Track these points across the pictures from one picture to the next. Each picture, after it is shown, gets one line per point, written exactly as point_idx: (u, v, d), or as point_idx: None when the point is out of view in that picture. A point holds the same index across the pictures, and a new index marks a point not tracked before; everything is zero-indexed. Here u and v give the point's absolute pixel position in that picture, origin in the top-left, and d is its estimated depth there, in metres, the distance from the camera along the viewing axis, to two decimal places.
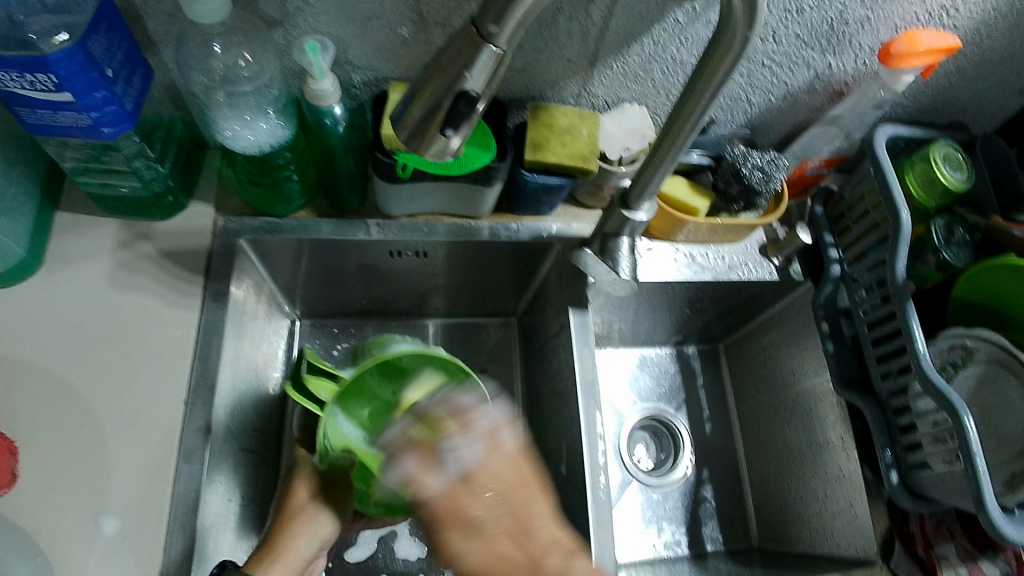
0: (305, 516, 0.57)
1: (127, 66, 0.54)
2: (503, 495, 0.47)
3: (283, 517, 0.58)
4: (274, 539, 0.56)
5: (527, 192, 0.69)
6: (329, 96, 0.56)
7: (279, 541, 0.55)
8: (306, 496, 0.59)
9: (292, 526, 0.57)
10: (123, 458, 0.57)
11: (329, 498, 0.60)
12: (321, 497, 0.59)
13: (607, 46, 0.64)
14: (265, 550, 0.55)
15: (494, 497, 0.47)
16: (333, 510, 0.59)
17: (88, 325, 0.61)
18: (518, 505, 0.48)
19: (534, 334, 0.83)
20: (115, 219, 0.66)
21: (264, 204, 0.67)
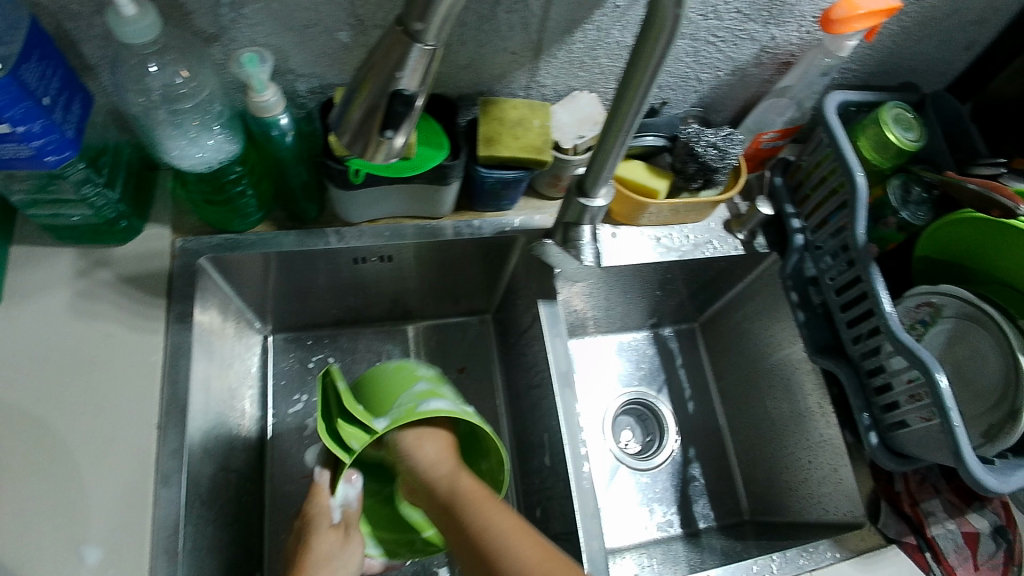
0: (325, 567, 0.57)
1: (64, 93, 0.54)
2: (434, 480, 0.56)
3: (299, 566, 0.57)
4: None
5: (484, 187, 0.69)
6: (273, 107, 0.56)
7: None
8: (326, 547, 0.59)
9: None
10: (97, 487, 0.56)
11: (343, 552, 0.59)
12: (339, 551, 0.59)
13: (549, 35, 0.64)
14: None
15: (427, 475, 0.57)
16: (348, 566, 0.59)
17: (51, 357, 0.61)
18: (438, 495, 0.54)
19: (508, 329, 0.84)
20: (71, 248, 0.65)
21: (221, 222, 0.66)
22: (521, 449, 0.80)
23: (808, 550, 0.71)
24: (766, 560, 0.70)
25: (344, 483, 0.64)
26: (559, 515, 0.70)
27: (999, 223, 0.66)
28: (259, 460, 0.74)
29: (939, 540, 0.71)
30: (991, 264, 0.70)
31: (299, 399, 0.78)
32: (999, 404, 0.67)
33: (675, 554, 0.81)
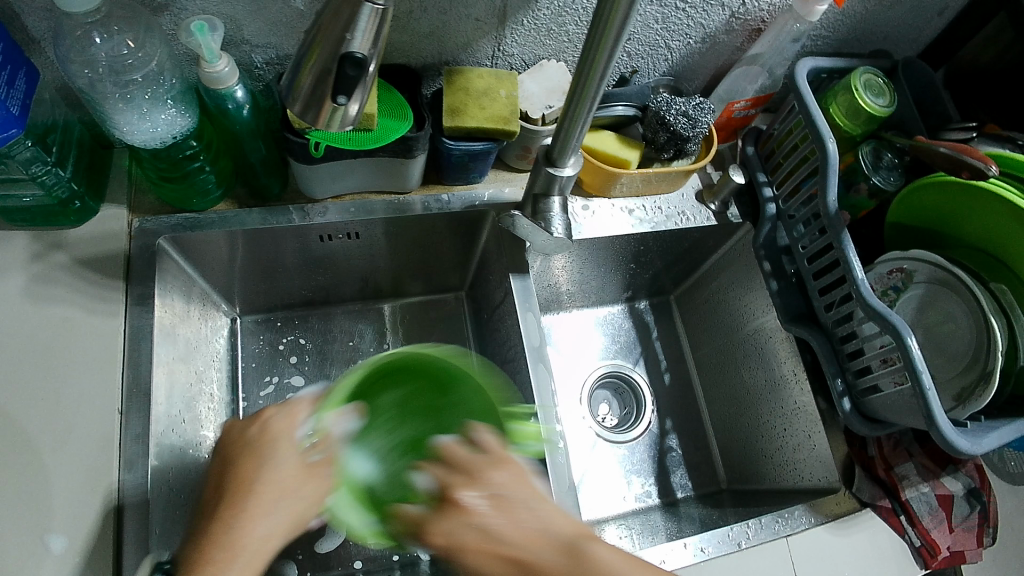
0: (286, 504, 0.46)
1: (8, 67, 0.51)
2: (513, 540, 0.41)
3: (239, 489, 0.47)
4: (207, 518, 0.45)
5: (452, 160, 0.68)
6: (226, 78, 0.54)
7: (211, 533, 0.44)
8: (291, 472, 0.48)
9: (286, 511, 0.46)
10: (61, 474, 0.55)
11: (303, 490, 0.47)
12: (299, 486, 0.47)
13: (513, 2, 0.62)
14: (196, 552, 0.43)
15: (484, 539, 0.41)
16: (307, 507, 0.47)
17: (7, 344, 0.58)
18: (478, 556, 0.41)
19: (483, 305, 0.83)
20: (26, 231, 0.62)
21: (181, 199, 0.64)
22: None
23: (783, 515, 0.71)
24: (743, 527, 0.70)
25: (304, 421, 0.51)
26: None
27: (968, 186, 0.66)
28: None
29: (912, 503, 0.72)
30: (963, 230, 0.70)
31: (270, 380, 0.76)
32: (970, 369, 0.68)
33: (654, 526, 0.82)
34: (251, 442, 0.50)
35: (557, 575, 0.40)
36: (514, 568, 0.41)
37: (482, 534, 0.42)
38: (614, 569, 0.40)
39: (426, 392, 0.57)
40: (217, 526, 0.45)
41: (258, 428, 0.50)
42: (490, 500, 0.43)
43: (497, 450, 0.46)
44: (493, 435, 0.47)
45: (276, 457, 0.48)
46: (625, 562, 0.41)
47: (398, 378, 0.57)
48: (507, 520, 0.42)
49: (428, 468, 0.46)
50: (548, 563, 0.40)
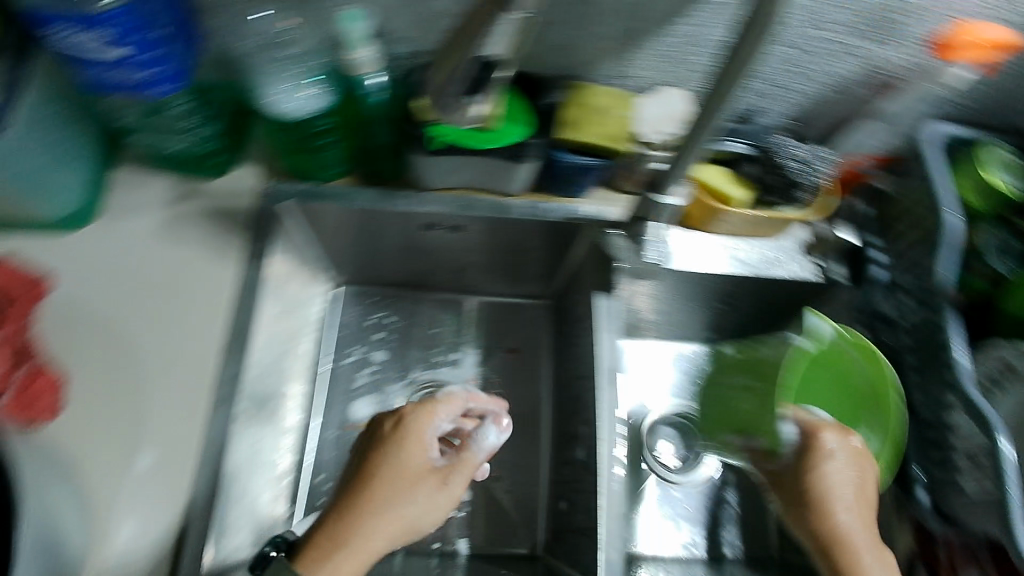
0: (398, 501, 0.57)
1: (178, 28, 0.56)
2: (836, 485, 0.67)
3: (366, 479, 0.57)
4: (337, 505, 0.56)
5: (560, 172, 0.68)
6: (361, 66, 0.58)
7: (341, 532, 0.54)
8: (407, 474, 0.58)
9: (410, 510, 0.57)
10: (155, 402, 0.60)
11: (422, 500, 0.58)
12: (415, 493, 0.58)
13: (642, 26, 0.63)
14: (322, 536, 0.54)
15: (827, 496, 0.66)
16: (418, 513, 0.57)
17: (135, 275, 0.64)
18: (847, 504, 0.66)
19: (566, 319, 0.84)
20: (169, 177, 0.69)
21: (306, 168, 0.68)
22: (560, 438, 0.80)
23: None
24: None
25: (433, 426, 0.62)
26: (583, 509, 0.71)
27: None
28: (309, 400, 0.78)
29: None
30: None
31: (354, 352, 0.82)
32: None
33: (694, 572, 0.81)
34: (387, 437, 0.60)
35: (859, 542, 0.65)
36: (824, 547, 0.65)
37: (863, 513, 0.66)
38: (865, 551, 0.64)
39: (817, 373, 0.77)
40: (345, 514, 0.55)
41: (394, 421, 0.61)
42: (855, 467, 0.68)
43: (850, 452, 0.69)
44: (842, 441, 0.69)
45: (405, 456, 0.59)
46: (875, 550, 0.64)
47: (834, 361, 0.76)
48: (853, 491, 0.67)
49: (836, 440, 0.69)
50: (853, 535, 0.65)
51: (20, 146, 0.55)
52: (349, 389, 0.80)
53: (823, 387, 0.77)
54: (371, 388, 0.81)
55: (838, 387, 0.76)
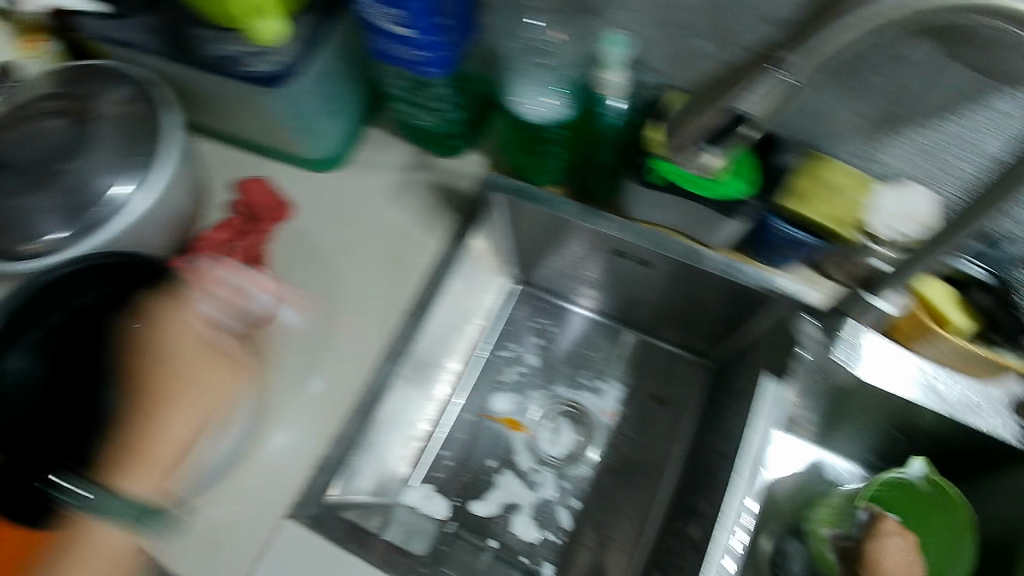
0: (189, 410, 0.55)
1: (460, 20, 0.62)
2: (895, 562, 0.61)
3: (147, 394, 0.55)
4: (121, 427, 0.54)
5: (767, 238, 0.67)
6: (612, 88, 0.60)
7: (139, 439, 0.53)
8: (200, 388, 0.56)
9: (185, 395, 0.55)
10: (338, 334, 0.68)
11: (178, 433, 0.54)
12: (174, 422, 0.54)
13: (905, 113, 0.59)
14: (121, 452, 0.53)
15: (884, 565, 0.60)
16: (187, 421, 0.55)
17: (359, 221, 0.73)
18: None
19: (725, 388, 0.81)
20: (411, 147, 0.76)
21: (529, 169, 0.73)
22: (678, 502, 0.78)
23: None
24: None
25: (201, 300, 0.60)
26: None
27: None
28: None
29: None
30: None
31: (511, 349, 0.88)
32: None
33: None
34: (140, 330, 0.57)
35: None
36: None
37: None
38: None
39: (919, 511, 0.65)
40: (134, 465, 0.52)
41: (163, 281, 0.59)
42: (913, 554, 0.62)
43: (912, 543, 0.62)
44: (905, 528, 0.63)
45: (135, 335, 0.57)
46: None
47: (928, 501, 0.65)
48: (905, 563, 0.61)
49: (888, 521, 0.63)
50: None
51: (307, 96, 0.66)
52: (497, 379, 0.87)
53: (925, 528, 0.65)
54: (514, 388, 0.87)
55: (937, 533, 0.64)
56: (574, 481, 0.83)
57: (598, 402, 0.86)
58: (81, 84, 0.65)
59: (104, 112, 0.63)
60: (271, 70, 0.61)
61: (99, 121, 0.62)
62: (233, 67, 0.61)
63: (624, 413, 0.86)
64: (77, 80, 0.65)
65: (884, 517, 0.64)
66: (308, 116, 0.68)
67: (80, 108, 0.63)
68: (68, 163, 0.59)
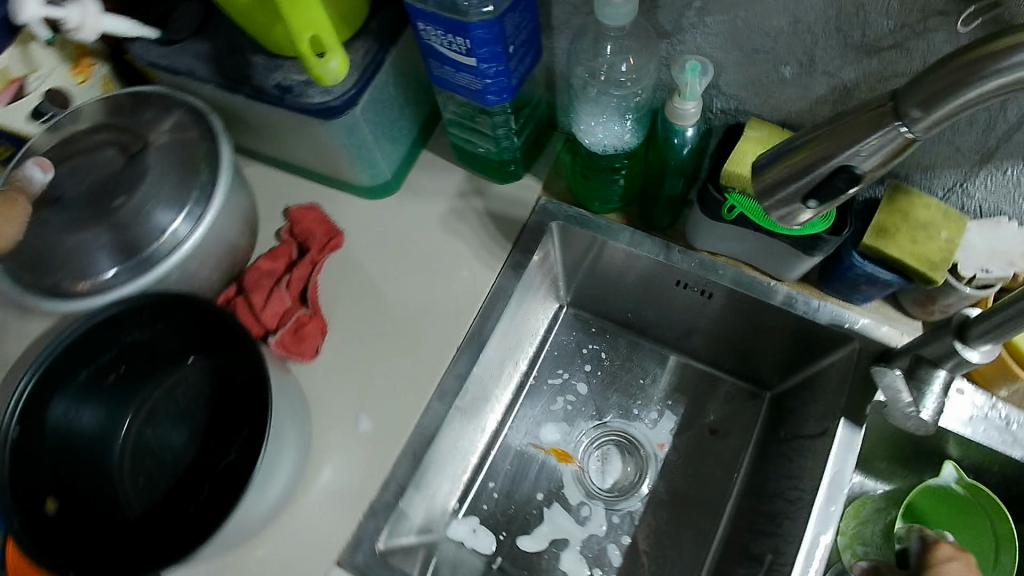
0: None
1: (525, 47, 0.58)
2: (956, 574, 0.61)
3: None
4: None
5: (844, 274, 0.63)
6: (687, 118, 0.56)
7: None
8: None
9: None
10: (388, 369, 0.66)
11: None
12: None
13: (1010, 148, 0.54)
14: None
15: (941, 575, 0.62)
16: None
17: (410, 251, 0.70)
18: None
19: (785, 424, 0.76)
20: (464, 171, 0.73)
21: (586, 195, 0.69)
22: (736, 545, 0.74)
23: None
24: None
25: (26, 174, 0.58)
26: None
27: None
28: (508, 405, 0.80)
29: None
30: None
31: (560, 375, 0.85)
32: None
33: None
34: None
35: None
36: None
37: None
38: None
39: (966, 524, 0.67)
40: None
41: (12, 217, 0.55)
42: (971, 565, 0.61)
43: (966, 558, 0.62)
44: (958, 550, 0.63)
45: None
46: None
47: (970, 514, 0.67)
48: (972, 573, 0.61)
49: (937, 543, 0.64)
50: None
51: (362, 124, 0.63)
52: (544, 406, 0.84)
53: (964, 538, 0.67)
54: (561, 417, 0.83)
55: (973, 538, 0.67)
56: (624, 519, 0.79)
57: (649, 435, 0.82)
58: (134, 114, 0.63)
59: (159, 142, 0.61)
60: (319, 101, 0.58)
61: (149, 150, 0.61)
62: (286, 96, 0.59)
63: (677, 444, 0.81)
64: (128, 111, 0.64)
65: (939, 543, 0.64)
66: (365, 144, 0.65)
67: (135, 140, 0.62)
68: (122, 199, 0.58)
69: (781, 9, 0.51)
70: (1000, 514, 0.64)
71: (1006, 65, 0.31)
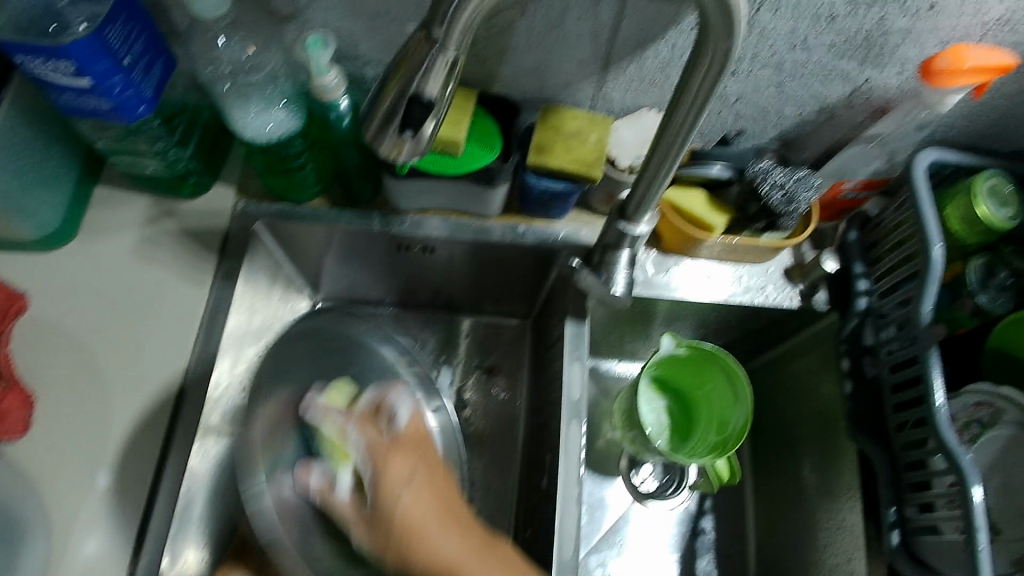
0: None
1: (147, 56, 0.59)
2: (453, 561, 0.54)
3: None
4: None
5: (533, 196, 0.71)
6: (332, 91, 0.60)
7: None
8: None
9: None
10: (127, 407, 0.64)
11: None
12: None
13: (618, 50, 0.64)
14: None
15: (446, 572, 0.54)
16: None
17: (108, 292, 0.68)
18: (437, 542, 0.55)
19: (542, 340, 0.84)
20: (148, 196, 0.72)
21: (282, 189, 0.71)
22: (530, 462, 0.80)
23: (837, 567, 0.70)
24: None
25: None
26: (540, 539, 0.71)
27: None
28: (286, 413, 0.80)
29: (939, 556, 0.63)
30: None
31: None
32: None
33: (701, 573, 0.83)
34: None
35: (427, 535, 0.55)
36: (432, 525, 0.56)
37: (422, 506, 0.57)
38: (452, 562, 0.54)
39: (706, 378, 0.80)
40: None
41: None
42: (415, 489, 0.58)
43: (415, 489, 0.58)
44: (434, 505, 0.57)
45: None
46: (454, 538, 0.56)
47: (701, 364, 0.79)
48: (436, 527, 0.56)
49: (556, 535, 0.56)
50: (455, 563, 0.54)
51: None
52: None
53: (711, 386, 0.79)
54: None
55: (714, 386, 0.79)
56: None
57: None
58: None
59: None
60: None
61: None
62: None
63: (463, 395, 0.85)
64: None
65: None
66: (11, 194, 0.61)
67: None
68: None
69: None
70: (722, 355, 0.76)
71: None
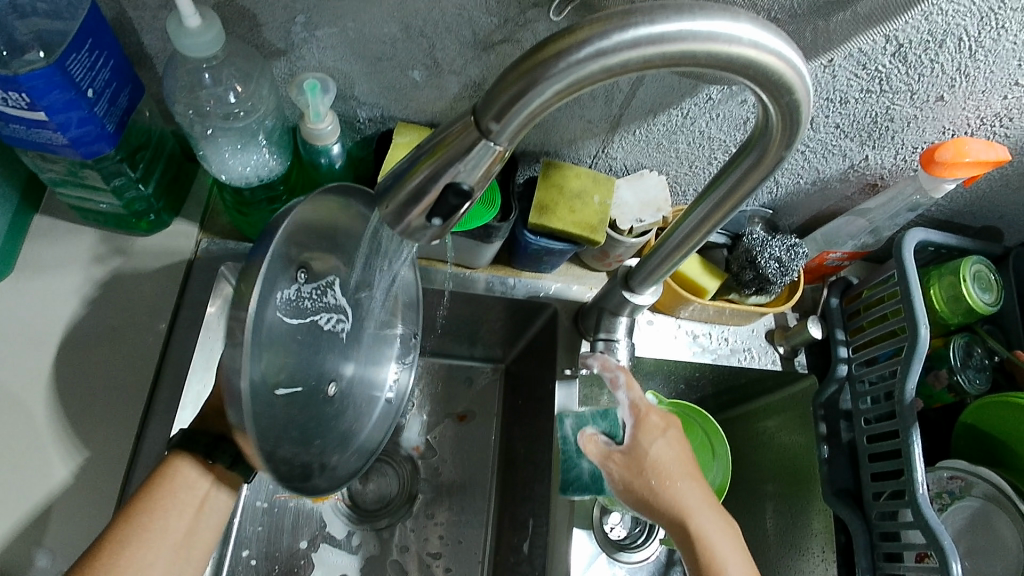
0: None
1: (113, 85, 0.51)
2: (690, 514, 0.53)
3: None
4: None
5: (528, 251, 0.68)
6: (326, 136, 0.54)
7: None
8: None
9: None
10: (68, 477, 0.56)
11: None
12: None
13: (630, 113, 0.61)
14: None
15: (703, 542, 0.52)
16: None
17: (47, 340, 0.60)
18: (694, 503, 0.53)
19: (520, 390, 0.81)
20: (95, 229, 0.63)
21: (251, 229, 0.64)
22: (506, 520, 0.77)
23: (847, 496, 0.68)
24: None
25: None
26: None
27: None
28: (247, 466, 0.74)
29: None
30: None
31: None
32: None
33: None
34: None
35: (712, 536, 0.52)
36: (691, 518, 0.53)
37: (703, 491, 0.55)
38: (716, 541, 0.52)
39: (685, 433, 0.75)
40: None
41: None
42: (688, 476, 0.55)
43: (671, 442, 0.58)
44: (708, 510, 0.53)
45: None
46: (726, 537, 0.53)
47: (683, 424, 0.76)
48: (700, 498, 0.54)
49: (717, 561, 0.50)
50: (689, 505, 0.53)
51: None
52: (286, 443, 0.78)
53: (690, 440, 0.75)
54: None
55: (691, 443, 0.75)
56: (398, 530, 0.76)
57: (402, 442, 0.80)
58: None
59: None
60: None
61: None
62: None
63: (431, 443, 0.81)
64: None
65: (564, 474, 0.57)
66: None
67: None
68: None
69: (389, 18, 0.50)
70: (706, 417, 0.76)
71: (564, 65, 0.32)
